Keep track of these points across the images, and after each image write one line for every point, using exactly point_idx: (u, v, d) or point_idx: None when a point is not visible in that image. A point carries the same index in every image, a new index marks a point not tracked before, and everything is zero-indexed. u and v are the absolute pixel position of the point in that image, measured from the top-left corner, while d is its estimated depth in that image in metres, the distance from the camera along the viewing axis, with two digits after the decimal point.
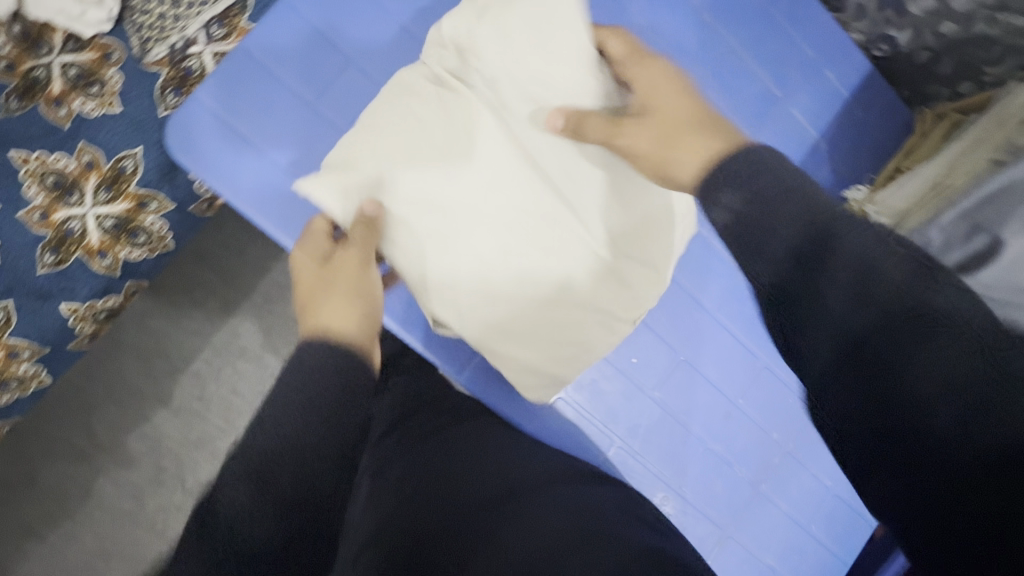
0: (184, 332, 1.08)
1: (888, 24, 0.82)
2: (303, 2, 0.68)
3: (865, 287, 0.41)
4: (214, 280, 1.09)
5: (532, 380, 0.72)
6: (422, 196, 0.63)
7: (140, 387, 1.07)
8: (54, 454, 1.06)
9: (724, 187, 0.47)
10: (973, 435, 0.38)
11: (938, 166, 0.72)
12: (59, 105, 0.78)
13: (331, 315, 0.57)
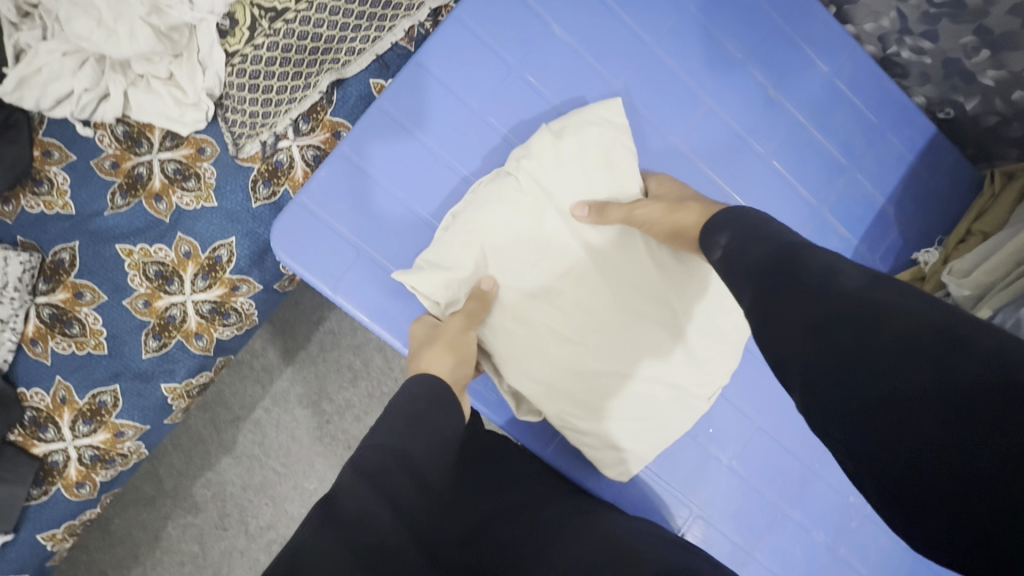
0: (246, 383, 1.12)
1: (955, 91, 0.82)
2: (389, 101, 0.72)
3: (822, 294, 0.44)
4: (276, 334, 1.12)
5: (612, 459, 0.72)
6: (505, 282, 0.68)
7: (202, 435, 1.10)
8: (126, 502, 1.08)
9: (720, 232, 0.55)
10: (952, 426, 0.37)
11: (1018, 242, 0.71)
12: (159, 199, 0.84)
13: (432, 362, 0.61)
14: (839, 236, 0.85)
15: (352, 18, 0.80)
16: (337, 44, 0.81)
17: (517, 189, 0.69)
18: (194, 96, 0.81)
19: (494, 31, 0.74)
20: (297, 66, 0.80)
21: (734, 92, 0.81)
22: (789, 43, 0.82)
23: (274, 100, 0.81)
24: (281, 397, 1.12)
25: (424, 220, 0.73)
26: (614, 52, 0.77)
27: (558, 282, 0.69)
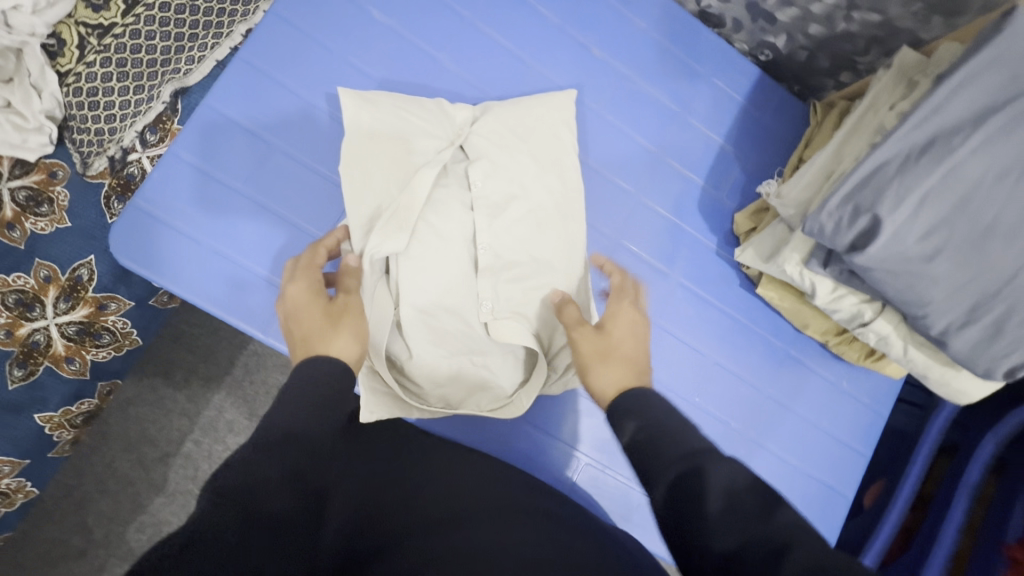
0: (170, 416, 1.08)
1: (765, 32, 0.89)
2: (218, 100, 0.73)
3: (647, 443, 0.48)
4: (193, 359, 1.10)
5: (493, 402, 0.74)
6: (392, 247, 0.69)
7: (128, 475, 1.06)
8: (53, 559, 1.03)
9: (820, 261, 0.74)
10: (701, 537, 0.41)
11: (828, 157, 0.77)
12: (11, 227, 0.80)
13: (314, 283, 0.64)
14: (683, 177, 0.90)
15: (184, 28, 0.82)
16: (174, 54, 0.83)
17: (398, 146, 0.73)
18: (35, 121, 0.81)
19: (315, 25, 0.77)
20: (135, 80, 0.81)
21: (561, 56, 0.85)
22: (607, 6, 0.88)
23: (116, 115, 0.82)
24: (211, 426, 1.09)
25: (275, 215, 0.74)
26: (439, 32, 0.81)
27: (439, 237, 0.73)
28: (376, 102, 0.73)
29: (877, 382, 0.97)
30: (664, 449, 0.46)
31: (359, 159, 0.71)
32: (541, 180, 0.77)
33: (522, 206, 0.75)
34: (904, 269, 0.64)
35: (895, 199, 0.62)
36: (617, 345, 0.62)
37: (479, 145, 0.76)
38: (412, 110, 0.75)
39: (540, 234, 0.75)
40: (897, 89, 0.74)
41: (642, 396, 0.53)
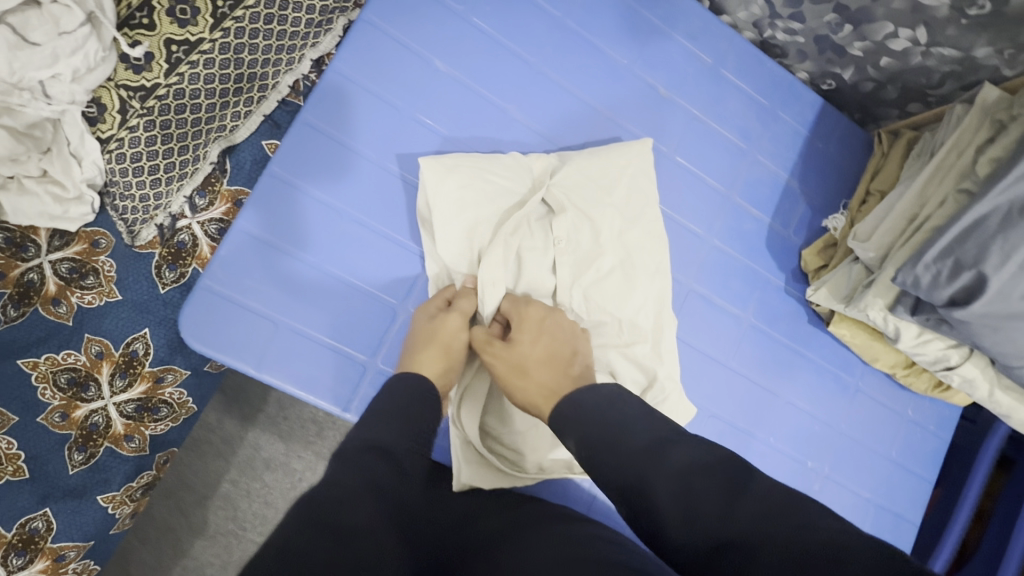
0: None
1: (831, 63, 0.86)
2: (284, 167, 0.69)
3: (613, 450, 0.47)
4: None
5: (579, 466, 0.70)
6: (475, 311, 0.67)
7: None
8: None
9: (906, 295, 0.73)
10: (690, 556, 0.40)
11: (911, 199, 0.75)
12: (58, 303, 0.78)
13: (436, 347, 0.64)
14: (751, 217, 0.88)
15: (230, 83, 0.77)
16: (220, 111, 0.78)
17: (477, 199, 0.69)
18: (76, 190, 0.75)
19: (377, 81, 0.72)
20: (180, 141, 0.76)
21: (627, 98, 0.82)
22: (670, 40, 0.84)
23: (163, 179, 0.77)
24: None
25: (350, 285, 0.71)
26: (504, 81, 0.77)
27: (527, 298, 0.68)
28: (456, 166, 0.69)
29: (940, 409, 0.97)
30: (607, 463, 0.46)
31: (451, 225, 0.68)
32: (623, 232, 0.73)
33: (608, 260, 0.71)
34: (1002, 324, 0.64)
35: (1001, 256, 0.62)
36: (528, 354, 0.60)
37: (558, 196, 0.71)
38: (488, 166, 0.70)
39: (628, 291, 0.70)
40: (981, 130, 0.73)
41: (580, 406, 0.51)
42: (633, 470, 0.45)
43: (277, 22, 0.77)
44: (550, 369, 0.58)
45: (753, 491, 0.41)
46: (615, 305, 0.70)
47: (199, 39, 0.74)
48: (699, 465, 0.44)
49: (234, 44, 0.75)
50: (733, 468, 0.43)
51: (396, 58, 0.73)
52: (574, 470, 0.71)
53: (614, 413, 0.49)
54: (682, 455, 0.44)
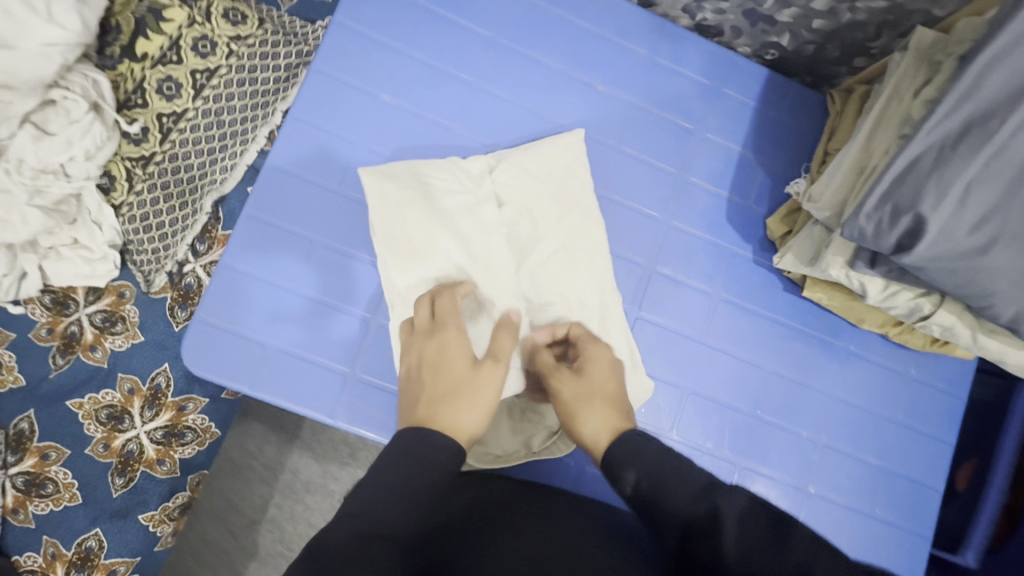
0: (253, 485, 1.11)
1: (767, 34, 0.87)
2: (257, 207, 0.78)
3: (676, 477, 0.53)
4: (263, 428, 1.13)
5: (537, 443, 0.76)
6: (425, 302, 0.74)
7: (219, 545, 1.08)
8: None
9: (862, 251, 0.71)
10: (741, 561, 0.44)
11: (857, 152, 0.74)
12: (94, 349, 0.91)
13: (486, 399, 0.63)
14: (707, 193, 0.90)
15: (216, 142, 0.88)
16: (210, 167, 0.89)
17: (415, 204, 0.76)
18: (99, 251, 0.89)
19: (330, 120, 0.81)
20: (180, 198, 0.88)
21: (567, 99, 0.87)
22: (601, 40, 0.89)
23: (168, 233, 0.89)
24: (291, 487, 1.12)
25: (325, 303, 0.79)
26: (447, 101, 0.84)
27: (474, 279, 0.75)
28: (400, 177, 0.76)
29: (949, 365, 0.93)
30: (670, 489, 0.52)
31: (394, 229, 0.75)
32: (560, 219, 0.79)
33: (547, 246, 0.78)
34: (957, 264, 0.62)
35: (937, 195, 0.60)
36: (600, 389, 0.67)
37: (494, 189, 0.78)
38: (428, 171, 0.77)
39: (569, 271, 0.77)
40: (918, 73, 0.71)
41: (635, 442, 0.58)
42: (700, 502, 0.50)
43: (249, 84, 0.89)
44: (616, 407, 0.65)
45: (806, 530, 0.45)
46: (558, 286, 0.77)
47: (184, 109, 0.86)
48: (758, 504, 0.49)
49: (214, 108, 0.87)
50: (785, 509, 0.49)
51: (345, 97, 0.81)
52: (533, 451, 0.76)
53: (674, 457, 0.55)
54: (744, 494, 0.50)
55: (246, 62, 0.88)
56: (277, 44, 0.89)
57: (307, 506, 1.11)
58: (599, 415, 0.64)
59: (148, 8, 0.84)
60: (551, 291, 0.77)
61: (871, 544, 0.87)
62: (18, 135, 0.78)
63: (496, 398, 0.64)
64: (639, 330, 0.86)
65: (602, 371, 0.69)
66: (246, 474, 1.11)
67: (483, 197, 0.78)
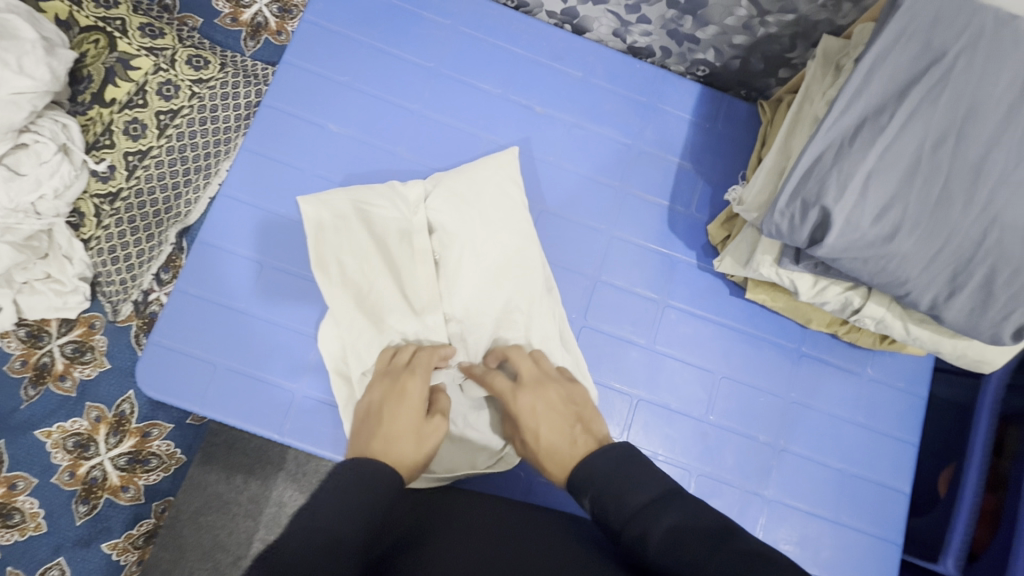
0: None
1: (694, 52, 0.92)
2: (210, 234, 0.83)
3: (622, 483, 0.54)
4: None
5: (481, 456, 0.76)
6: (361, 322, 0.77)
7: None
8: None
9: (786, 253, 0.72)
10: (675, 554, 0.47)
11: (777, 155, 0.78)
12: (64, 378, 0.94)
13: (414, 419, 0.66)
14: (648, 204, 0.93)
15: (180, 177, 0.94)
16: (174, 200, 0.94)
17: (351, 229, 0.79)
18: (71, 284, 0.93)
19: (281, 151, 0.86)
20: (146, 230, 0.93)
21: (507, 121, 0.92)
22: (538, 66, 0.94)
23: (135, 263, 0.94)
24: None
25: (270, 320, 0.82)
26: (391, 129, 0.89)
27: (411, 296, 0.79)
28: (337, 204, 0.79)
29: (907, 363, 0.92)
30: (611, 514, 0.53)
31: (327, 254, 0.78)
32: (496, 234, 0.81)
33: (477, 261, 0.80)
34: (869, 254, 0.63)
35: (838, 188, 0.62)
36: (539, 445, 0.65)
37: (429, 208, 0.81)
38: (367, 197, 0.80)
39: (503, 283, 0.80)
40: (826, 77, 0.75)
41: (586, 469, 0.58)
42: (634, 527, 0.51)
43: (211, 122, 0.95)
44: (560, 454, 0.63)
45: (732, 551, 0.46)
46: (494, 300, 0.79)
47: (149, 147, 0.93)
48: (688, 525, 0.49)
49: (178, 146, 0.94)
50: (719, 529, 0.49)
51: (295, 129, 0.87)
52: (478, 467, 0.76)
53: (620, 474, 0.55)
54: (675, 516, 0.50)
55: (207, 103, 0.95)
56: (237, 85, 0.96)
57: None
58: (552, 472, 0.63)
59: (117, 59, 0.93)
60: (488, 307, 0.80)
61: (838, 551, 0.85)
62: None
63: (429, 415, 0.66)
64: (587, 338, 0.87)
65: (532, 420, 0.67)
66: None
67: (416, 223, 0.80)
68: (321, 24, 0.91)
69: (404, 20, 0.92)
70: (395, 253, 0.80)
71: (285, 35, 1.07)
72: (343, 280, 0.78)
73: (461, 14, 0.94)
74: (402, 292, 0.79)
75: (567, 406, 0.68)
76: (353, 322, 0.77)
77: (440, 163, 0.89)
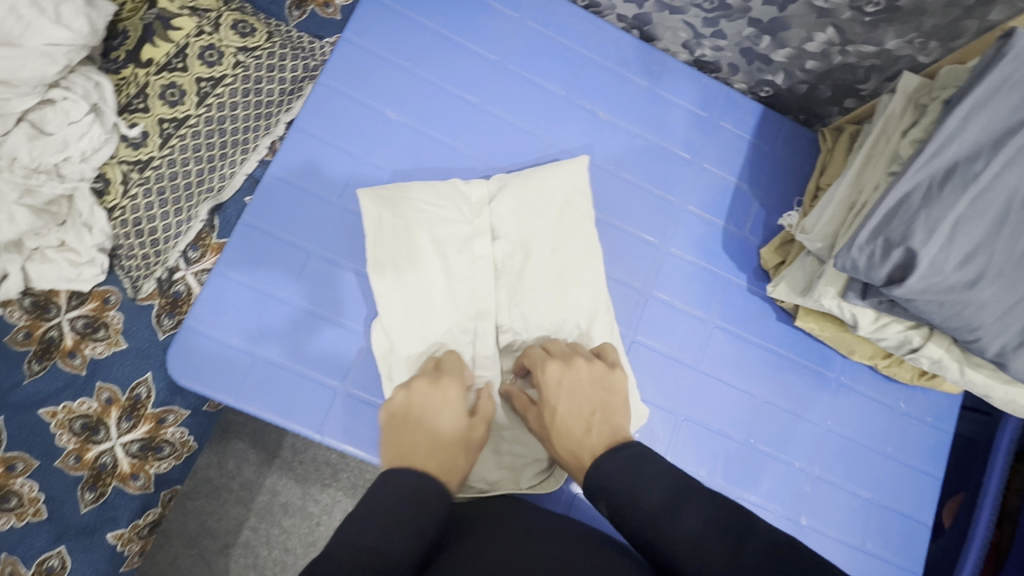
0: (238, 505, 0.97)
1: (762, 72, 0.91)
2: (254, 215, 0.78)
3: (635, 481, 0.53)
4: None
5: (530, 472, 0.74)
6: (413, 323, 0.74)
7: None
8: None
9: (853, 289, 0.72)
10: (702, 552, 0.45)
11: (849, 188, 0.78)
12: (74, 355, 0.88)
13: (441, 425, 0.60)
14: (703, 221, 0.92)
15: (216, 150, 0.88)
16: (208, 174, 0.88)
17: (409, 224, 0.76)
18: (87, 255, 0.87)
19: (334, 132, 0.82)
20: (176, 204, 0.87)
21: (569, 124, 0.89)
22: (604, 70, 0.91)
23: (161, 239, 0.88)
24: (268, 511, 1.05)
25: (314, 312, 0.77)
26: (450, 121, 0.85)
27: (467, 304, 0.76)
28: (396, 203, 0.76)
29: (935, 399, 0.94)
30: (628, 519, 0.50)
31: (384, 257, 0.74)
32: (557, 245, 0.79)
33: (538, 270, 0.77)
34: (947, 297, 0.63)
35: (925, 231, 0.62)
36: (553, 420, 0.64)
37: (492, 213, 0.79)
38: (428, 194, 0.77)
39: (562, 297, 0.76)
40: (905, 115, 0.76)
41: (597, 471, 0.55)
42: (654, 528, 0.48)
43: (254, 95, 0.89)
44: (572, 437, 0.62)
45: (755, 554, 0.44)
46: (553, 315, 0.77)
47: (187, 116, 0.87)
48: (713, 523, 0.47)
49: (217, 116, 0.88)
50: (742, 526, 0.47)
51: (351, 110, 0.82)
52: (522, 486, 0.74)
53: (632, 476, 0.53)
54: (695, 515, 0.48)
55: (252, 73, 0.89)
56: (284, 57, 0.90)
57: (284, 529, 1.05)
58: (560, 450, 0.62)
59: (157, 15, 0.87)
60: (545, 323, 0.76)
61: None
62: (13, 133, 0.80)
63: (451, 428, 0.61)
64: (637, 354, 0.86)
65: (554, 394, 0.65)
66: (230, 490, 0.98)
67: (478, 228, 0.78)
68: (385, 2, 0.86)
69: (471, 8, 0.88)
70: (452, 254, 0.76)
71: (333, 8, 1.01)
72: (400, 279, 0.74)
73: (530, 7, 0.90)
74: (460, 294, 0.76)
75: (593, 388, 0.66)
76: (406, 324, 0.74)
77: (500, 163, 0.86)
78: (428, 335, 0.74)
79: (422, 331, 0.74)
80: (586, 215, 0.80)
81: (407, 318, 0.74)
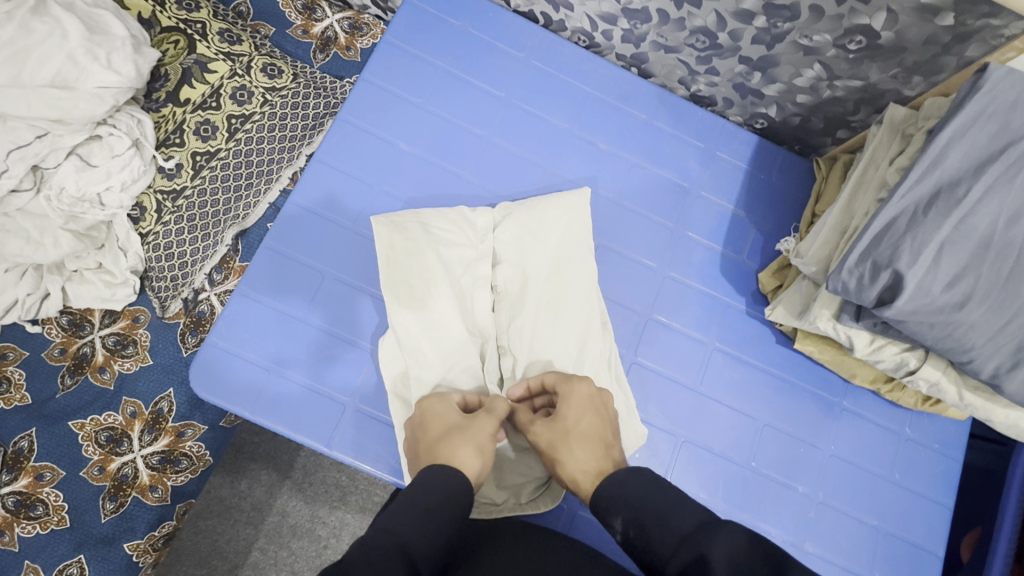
0: (253, 517, 1.08)
1: (756, 105, 0.96)
2: (273, 241, 0.83)
3: (660, 496, 0.52)
4: None
5: (530, 490, 0.76)
6: (415, 343, 0.77)
7: None
8: None
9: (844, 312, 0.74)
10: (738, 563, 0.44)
11: (841, 215, 0.80)
12: (103, 370, 0.93)
13: (459, 444, 0.61)
14: (702, 247, 0.94)
15: (242, 180, 0.96)
16: (234, 203, 0.95)
17: (416, 247, 0.80)
18: (121, 276, 0.94)
19: (351, 164, 0.88)
20: (204, 231, 0.95)
21: (570, 155, 0.94)
22: (605, 104, 0.97)
23: (188, 262, 0.95)
24: (276, 531, 1.08)
25: (324, 330, 0.82)
26: (457, 153, 0.91)
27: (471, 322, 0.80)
28: (408, 230, 0.81)
29: (944, 426, 0.93)
30: (656, 539, 0.49)
31: (393, 277, 0.79)
32: (555, 267, 0.83)
33: (540, 291, 0.82)
34: (936, 318, 0.65)
35: (912, 253, 0.64)
36: (573, 427, 0.64)
37: (495, 237, 0.83)
38: (436, 220, 0.82)
39: (558, 319, 0.80)
40: (892, 145, 0.79)
41: (618, 484, 0.55)
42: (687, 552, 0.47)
43: (278, 129, 0.97)
44: (592, 445, 0.63)
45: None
46: (550, 336, 0.80)
47: (218, 149, 0.95)
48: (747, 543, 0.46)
49: (245, 149, 0.96)
50: (777, 548, 0.45)
51: (366, 143, 0.89)
52: (523, 501, 0.76)
53: (657, 497, 0.52)
54: (733, 535, 0.46)
55: (278, 111, 0.97)
56: (307, 96, 0.98)
57: (291, 551, 1.07)
58: (579, 454, 0.62)
59: (195, 60, 0.96)
60: (535, 344, 0.80)
61: None
62: (63, 165, 0.90)
63: (474, 438, 0.62)
64: (637, 375, 0.88)
65: (573, 409, 0.66)
66: (234, 515, 1.07)
67: (483, 251, 0.82)
68: (400, 46, 0.93)
69: (479, 50, 0.95)
70: (454, 276, 0.81)
71: (354, 50, 1.09)
72: (407, 299, 0.78)
73: (534, 48, 0.97)
74: (464, 314, 0.79)
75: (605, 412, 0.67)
76: (412, 343, 0.77)
77: (504, 190, 0.91)
78: (433, 354, 0.78)
79: (427, 350, 0.77)
80: (586, 243, 0.84)
81: (410, 338, 0.77)
